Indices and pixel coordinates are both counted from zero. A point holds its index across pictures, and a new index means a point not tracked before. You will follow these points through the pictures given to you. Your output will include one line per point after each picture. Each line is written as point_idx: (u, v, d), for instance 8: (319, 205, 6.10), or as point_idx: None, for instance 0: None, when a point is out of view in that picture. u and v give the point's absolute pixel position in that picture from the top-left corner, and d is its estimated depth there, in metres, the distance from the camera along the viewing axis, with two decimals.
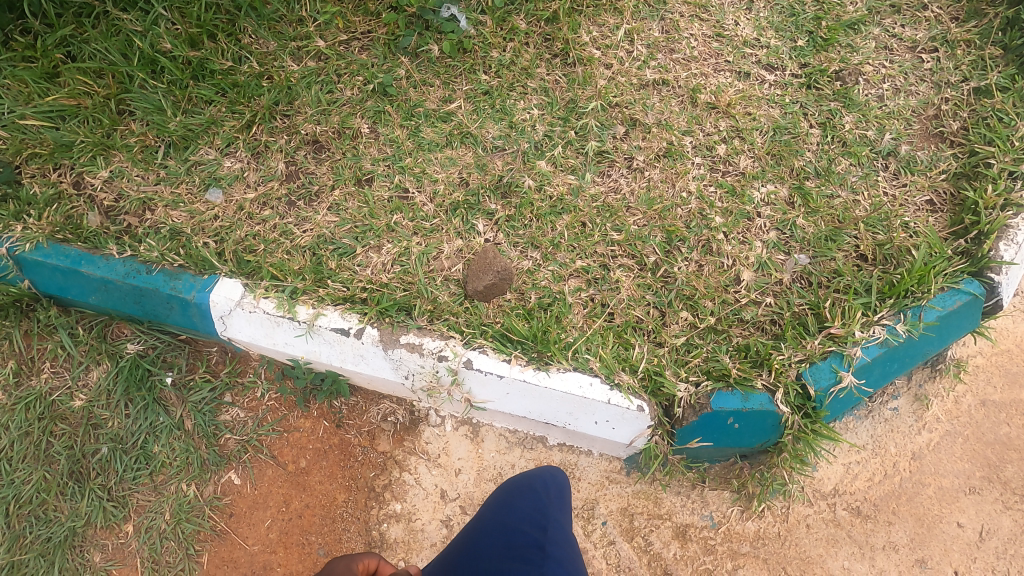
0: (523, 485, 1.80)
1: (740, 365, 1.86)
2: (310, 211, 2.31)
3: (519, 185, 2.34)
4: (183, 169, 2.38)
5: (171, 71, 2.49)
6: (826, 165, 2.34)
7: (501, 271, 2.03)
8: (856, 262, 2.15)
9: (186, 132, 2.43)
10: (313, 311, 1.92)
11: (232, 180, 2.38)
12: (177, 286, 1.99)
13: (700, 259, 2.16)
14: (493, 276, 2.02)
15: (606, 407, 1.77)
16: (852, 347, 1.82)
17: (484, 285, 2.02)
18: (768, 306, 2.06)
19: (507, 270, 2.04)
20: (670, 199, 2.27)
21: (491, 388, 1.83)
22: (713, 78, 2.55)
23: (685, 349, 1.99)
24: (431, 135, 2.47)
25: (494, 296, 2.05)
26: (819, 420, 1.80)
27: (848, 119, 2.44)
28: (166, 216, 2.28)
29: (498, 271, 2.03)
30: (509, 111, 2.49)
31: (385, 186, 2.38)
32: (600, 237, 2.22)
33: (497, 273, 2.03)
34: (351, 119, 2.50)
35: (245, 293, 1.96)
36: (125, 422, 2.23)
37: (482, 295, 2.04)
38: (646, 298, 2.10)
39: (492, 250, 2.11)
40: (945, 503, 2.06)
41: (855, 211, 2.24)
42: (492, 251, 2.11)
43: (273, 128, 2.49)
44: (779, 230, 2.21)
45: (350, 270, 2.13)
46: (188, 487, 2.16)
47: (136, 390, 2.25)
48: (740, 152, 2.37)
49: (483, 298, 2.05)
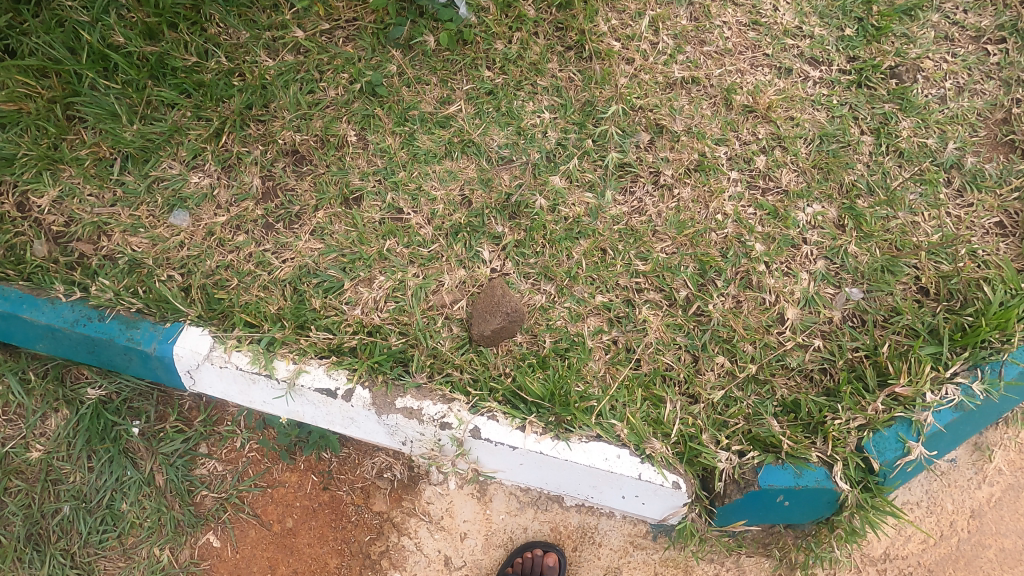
0: None
1: (791, 433, 1.61)
2: (290, 236, 2.02)
3: (529, 205, 2.04)
4: (143, 186, 2.07)
5: (125, 69, 2.14)
6: (881, 179, 2.04)
7: (509, 311, 1.76)
8: (917, 297, 1.88)
9: (145, 142, 2.11)
10: (294, 367, 1.65)
11: (200, 200, 2.07)
12: (134, 337, 1.70)
13: (738, 294, 1.88)
14: (500, 318, 1.76)
15: (636, 483, 1.54)
16: (922, 412, 1.58)
17: (490, 330, 1.75)
18: (816, 351, 1.81)
19: (517, 309, 1.78)
20: (703, 222, 1.97)
21: (502, 458, 1.59)
22: (751, 75, 2.22)
23: (722, 405, 1.74)
24: (428, 144, 2.15)
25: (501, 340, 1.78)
26: (881, 496, 1.55)
27: (905, 124, 2.12)
28: (124, 244, 1.98)
29: (506, 311, 1.76)
30: (516, 115, 2.17)
31: (376, 206, 2.07)
32: (622, 267, 1.94)
33: (505, 314, 1.76)
34: (335, 125, 2.18)
35: (214, 345, 1.68)
36: (88, 477, 1.98)
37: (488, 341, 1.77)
38: (676, 341, 1.84)
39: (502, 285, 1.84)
40: (1007, 567, 1.85)
41: (914, 235, 1.96)
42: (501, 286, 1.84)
43: (246, 136, 2.16)
44: (828, 259, 1.93)
45: (338, 311, 1.86)
46: (162, 551, 1.94)
47: (99, 441, 1.99)
48: (783, 165, 2.05)
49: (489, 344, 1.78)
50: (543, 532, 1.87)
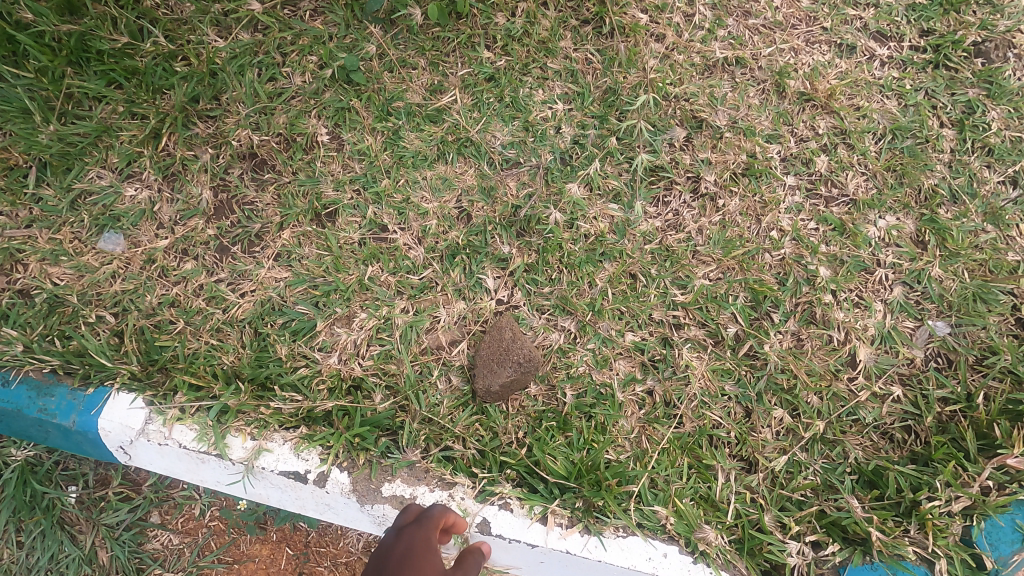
0: None
1: (879, 519, 1.29)
2: (250, 262, 1.65)
3: (541, 220, 1.67)
4: (64, 202, 1.67)
5: (37, 54, 1.70)
6: (967, 184, 1.68)
7: (522, 360, 1.42)
8: (1015, 332, 1.55)
9: (65, 146, 1.70)
10: (252, 445, 1.31)
11: (138, 218, 1.68)
12: (48, 407, 1.35)
13: (799, 331, 1.55)
14: (511, 368, 1.42)
15: None
16: None
17: (497, 384, 1.42)
18: (895, 402, 1.48)
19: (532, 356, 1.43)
20: (754, 241, 1.62)
21: (518, 556, 1.26)
22: (806, 55, 1.83)
23: (784, 474, 1.42)
24: (416, 143, 1.76)
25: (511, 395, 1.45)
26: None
27: (994, 115, 1.75)
28: (43, 276, 1.60)
29: (518, 360, 1.42)
30: (523, 106, 1.78)
31: (354, 222, 1.70)
32: (657, 298, 1.59)
33: (518, 363, 1.42)
34: (303, 121, 1.78)
35: (151, 417, 1.33)
36: (17, 554, 1.63)
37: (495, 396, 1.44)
38: (724, 391, 1.51)
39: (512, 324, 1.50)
40: None
41: (1009, 253, 1.61)
42: (511, 324, 1.50)
43: (192, 137, 1.76)
44: (906, 285, 1.59)
45: (309, 361, 1.50)
46: None
47: (28, 513, 1.64)
48: (848, 168, 1.69)
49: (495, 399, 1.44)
50: None
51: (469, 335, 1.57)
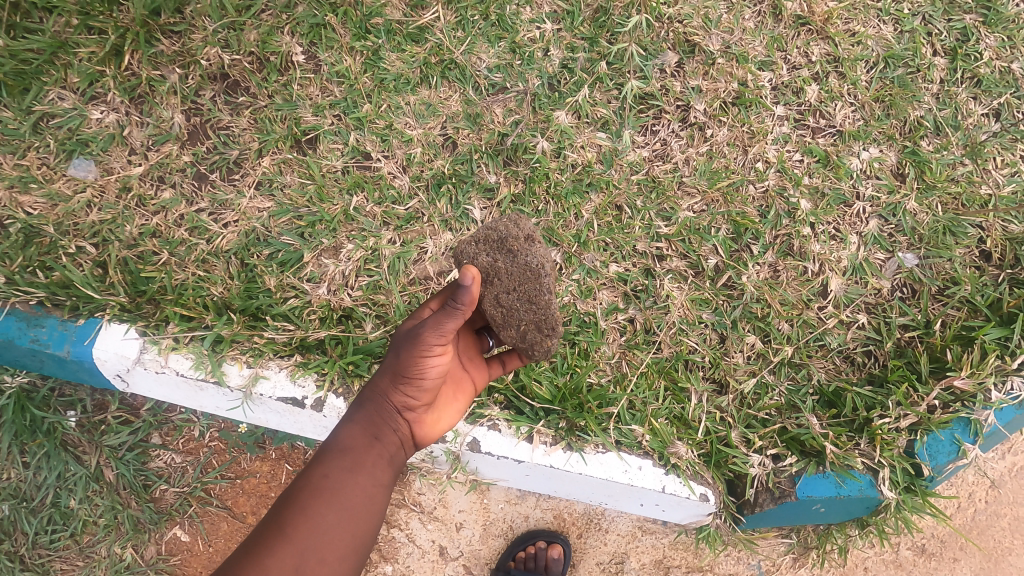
0: None
1: (836, 436, 1.39)
2: (230, 191, 1.61)
3: (528, 149, 1.65)
4: (25, 125, 1.59)
5: None
6: (952, 116, 1.69)
7: (520, 280, 1.21)
8: (977, 263, 1.61)
9: (19, 64, 1.58)
10: (249, 373, 1.36)
11: (107, 142, 1.61)
12: (39, 337, 1.36)
13: (776, 263, 1.60)
14: (516, 299, 1.24)
15: (658, 495, 1.36)
16: (983, 409, 1.38)
17: (505, 330, 1.27)
18: (859, 329, 1.57)
19: (529, 267, 1.21)
20: (739, 172, 1.63)
21: (506, 469, 1.39)
22: None
23: (752, 395, 1.52)
24: (397, 65, 1.69)
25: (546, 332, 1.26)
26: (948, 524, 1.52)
27: (987, 43, 1.72)
28: (13, 204, 1.54)
29: (522, 288, 1.22)
30: (509, 25, 1.70)
31: (336, 150, 1.65)
32: (642, 229, 1.61)
33: (521, 289, 1.22)
34: (275, 38, 1.68)
35: (146, 346, 1.36)
36: (25, 473, 1.73)
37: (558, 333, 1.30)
38: (702, 320, 1.57)
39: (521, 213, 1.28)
40: (1018, 534, 1.82)
41: (982, 186, 1.65)
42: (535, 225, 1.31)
43: (157, 55, 1.65)
44: (881, 218, 1.64)
45: (299, 292, 1.52)
46: (123, 550, 1.74)
47: (30, 436, 1.71)
48: (838, 98, 1.68)
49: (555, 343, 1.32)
50: (546, 520, 1.72)
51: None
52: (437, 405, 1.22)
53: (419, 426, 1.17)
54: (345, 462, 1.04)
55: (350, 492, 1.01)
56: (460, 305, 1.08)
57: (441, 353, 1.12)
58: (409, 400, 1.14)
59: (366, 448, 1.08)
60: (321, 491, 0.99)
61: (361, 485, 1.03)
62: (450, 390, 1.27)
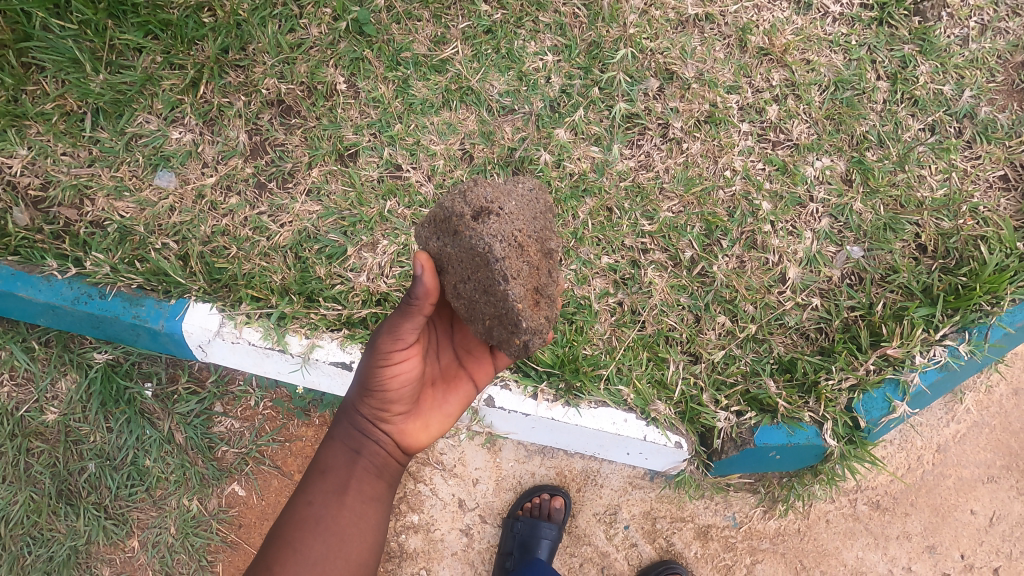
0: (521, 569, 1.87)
1: (787, 394, 1.72)
2: (285, 197, 1.94)
3: (533, 161, 1.97)
4: (120, 144, 1.93)
5: (80, 7, 1.90)
6: (892, 131, 1.99)
7: (473, 267, 1.15)
8: (914, 255, 1.90)
9: (116, 94, 1.94)
10: (307, 342, 1.71)
11: (184, 158, 1.95)
12: (140, 314, 1.70)
13: (742, 255, 1.90)
14: (474, 290, 1.18)
15: (641, 443, 1.70)
16: (909, 373, 1.68)
17: (473, 323, 1.24)
18: (813, 310, 1.86)
19: (474, 252, 1.12)
20: (711, 179, 1.94)
21: (516, 422, 1.72)
22: (768, 12, 2.07)
23: (721, 364, 1.81)
24: (423, 92, 2.01)
25: (511, 327, 1.18)
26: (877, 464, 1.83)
27: (923, 69, 2.03)
28: (110, 209, 1.88)
29: (476, 276, 1.15)
30: (517, 57, 2.03)
31: (373, 162, 1.97)
32: (629, 227, 1.91)
33: (475, 278, 1.16)
34: (322, 70, 2.01)
35: (224, 320, 1.71)
36: (108, 436, 2.05)
37: (535, 328, 1.18)
38: (680, 303, 1.87)
39: (482, 186, 1.16)
40: (963, 493, 2.08)
41: (920, 190, 1.94)
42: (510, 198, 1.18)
43: (226, 85, 2.00)
44: (832, 217, 1.94)
45: (343, 279, 1.84)
46: (191, 501, 2.06)
47: (114, 403, 2.04)
48: (795, 116, 1.99)
49: (536, 340, 1.21)
50: (549, 476, 2.02)
51: (550, 208, 1.27)
52: (421, 410, 1.34)
53: (403, 435, 1.31)
54: (326, 484, 1.23)
55: (332, 513, 1.19)
56: (409, 301, 1.17)
57: (402, 358, 1.24)
58: (380, 413, 1.28)
59: (349, 468, 1.25)
60: (304, 517, 1.19)
61: (348, 502, 1.22)
62: (435, 393, 1.37)
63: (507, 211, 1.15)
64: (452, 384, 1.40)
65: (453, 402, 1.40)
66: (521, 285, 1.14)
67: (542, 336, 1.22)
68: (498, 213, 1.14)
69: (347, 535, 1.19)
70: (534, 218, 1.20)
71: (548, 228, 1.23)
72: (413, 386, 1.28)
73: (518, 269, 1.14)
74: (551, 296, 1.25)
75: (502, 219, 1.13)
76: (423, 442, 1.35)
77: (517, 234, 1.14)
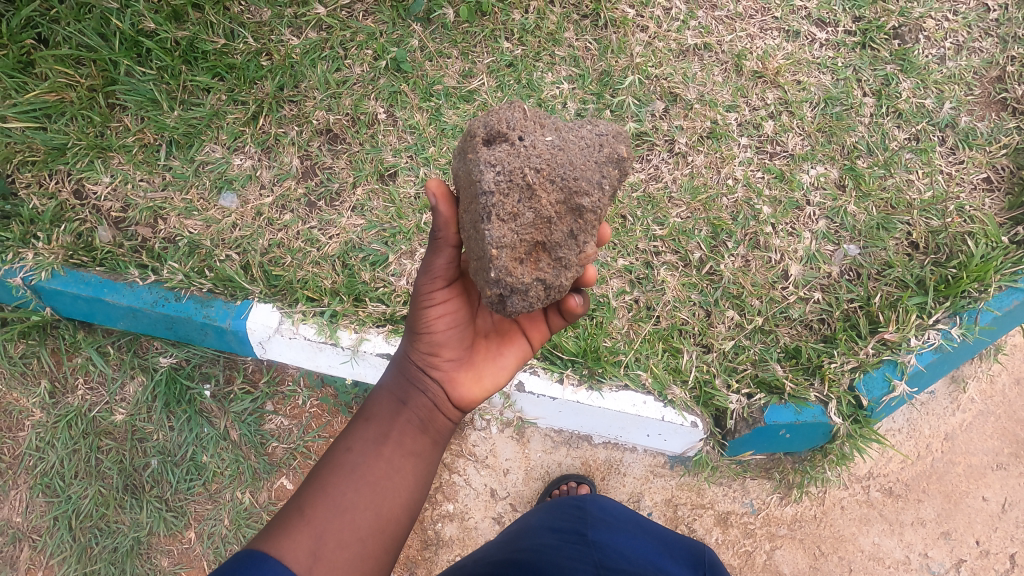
0: (561, 505, 1.69)
1: (793, 377, 1.91)
2: (333, 213, 2.17)
3: None
4: (190, 170, 2.20)
5: (160, 55, 2.21)
6: (880, 141, 2.19)
7: (470, 196, 1.23)
8: (907, 251, 2.06)
9: (188, 127, 2.22)
10: (356, 336, 1.95)
11: (245, 181, 2.20)
12: (210, 314, 1.95)
13: (747, 255, 2.08)
14: (470, 222, 1.26)
15: (659, 423, 1.87)
16: (906, 354, 1.85)
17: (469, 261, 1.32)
18: (815, 303, 2.02)
19: (471, 179, 1.21)
20: (715, 187, 2.14)
21: (545, 406, 1.91)
22: (760, 40, 2.31)
23: (732, 353, 1.98)
24: (454, 119, 2.27)
25: (487, 274, 1.25)
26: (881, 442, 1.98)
27: (905, 85, 2.24)
28: (181, 226, 2.13)
29: (471, 207, 1.24)
30: (536, 87, 2.28)
31: (410, 181, 2.21)
32: (641, 232, 2.09)
33: (470, 209, 1.24)
34: (364, 102, 2.28)
35: (282, 319, 1.95)
36: (170, 434, 2.24)
37: (512, 283, 1.24)
38: (691, 299, 2.04)
39: (512, 114, 1.24)
40: (973, 479, 2.16)
41: (908, 192, 2.12)
42: (543, 135, 1.24)
43: (281, 118, 2.27)
44: (828, 219, 2.11)
45: (386, 283, 2.07)
46: (244, 494, 2.23)
47: (176, 403, 2.24)
48: (789, 130, 2.20)
49: (513, 296, 1.27)
50: (575, 466, 2.16)
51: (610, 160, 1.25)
52: (472, 361, 1.47)
53: (447, 385, 1.42)
54: (369, 432, 1.34)
55: (370, 461, 1.29)
56: (435, 235, 1.31)
57: (440, 302, 1.38)
58: (427, 361, 1.41)
59: (393, 418, 1.36)
60: (340, 465, 1.28)
61: (386, 454, 1.31)
62: (484, 348, 1.49)
63: (523, 143, 1.21)
64: (505, 338, 1.53)
65: (505, 356, 1.52)
66: (509, 227, 1.20)
67: (523, 295, 1.28)
68: (512, 143, 1.22)
69: (380, 486, 1.27)
70: (563, 164, 1.21)
71: (583, 181, 1.22)
72: (455, 332, 1.40)
73: (509, 208, 1.20)
74: (560, 258, 1.28)
75: (515, 148, 1.21)
76: (468, 397, 1.45)
77: (527, 172, 1.19)
